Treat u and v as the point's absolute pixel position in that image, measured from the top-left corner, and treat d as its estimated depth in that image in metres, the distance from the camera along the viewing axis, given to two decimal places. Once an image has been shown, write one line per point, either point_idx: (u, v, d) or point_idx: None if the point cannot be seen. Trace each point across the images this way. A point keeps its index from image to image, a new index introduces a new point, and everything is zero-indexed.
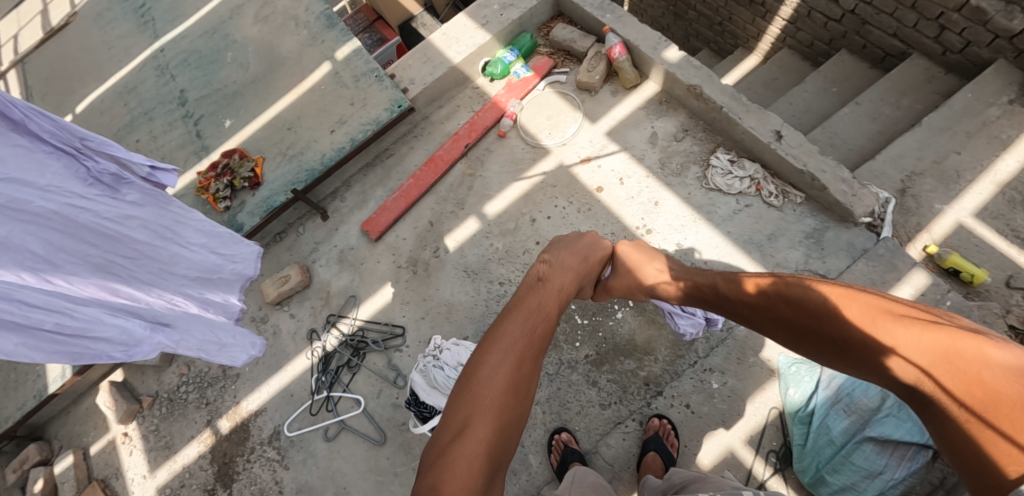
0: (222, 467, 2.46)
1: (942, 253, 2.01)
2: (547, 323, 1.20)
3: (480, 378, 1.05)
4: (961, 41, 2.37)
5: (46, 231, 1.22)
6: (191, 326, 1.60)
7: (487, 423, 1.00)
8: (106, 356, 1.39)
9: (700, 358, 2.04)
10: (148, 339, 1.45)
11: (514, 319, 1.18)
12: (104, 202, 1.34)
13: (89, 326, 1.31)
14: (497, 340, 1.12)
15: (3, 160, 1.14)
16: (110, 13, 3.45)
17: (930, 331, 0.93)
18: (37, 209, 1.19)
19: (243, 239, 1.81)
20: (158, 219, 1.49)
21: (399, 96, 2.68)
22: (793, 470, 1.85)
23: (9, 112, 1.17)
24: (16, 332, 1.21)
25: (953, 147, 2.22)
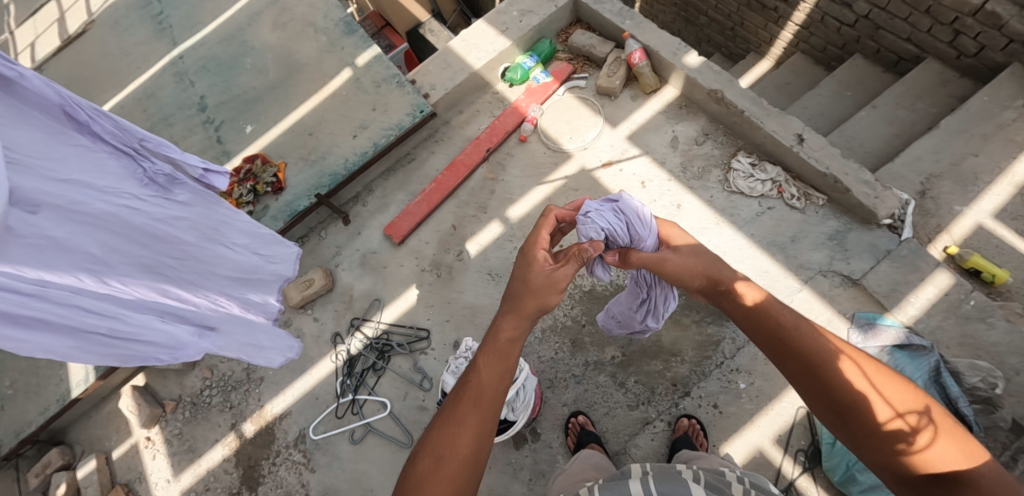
0: (247, 470, 2.47)
1: (963, 254, 2.06)
2: (503, 369, 1.18)
3: (446, 438, 1.09)
4: (976, 45, 2.42)
5: (101, 232, 1.25)
6: (232, 328, 1.65)
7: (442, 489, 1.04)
8: (154, 359, 1.41)
9: (727, 359, 2.06)
10: (193, 342, 1.48)
11: (482, 370, 1.18)
12: (157, 203, 1.38)
13: (140, 329, 1.34)
14: (466, 395, 1.14)
15: (68, 160, 1.21)
16: (126, 20, 3.47)
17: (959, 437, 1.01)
18: (96, 211, 1.23)
19: (283, 240, 1.90)
20: (206, 219, 1.54)
21: (420, 101, 2.71)
22: (822, 469, 1.87)
23: (76, 114, 1.23)
24: (71, 335, 1.23)
25: (970, 149, 2.25)
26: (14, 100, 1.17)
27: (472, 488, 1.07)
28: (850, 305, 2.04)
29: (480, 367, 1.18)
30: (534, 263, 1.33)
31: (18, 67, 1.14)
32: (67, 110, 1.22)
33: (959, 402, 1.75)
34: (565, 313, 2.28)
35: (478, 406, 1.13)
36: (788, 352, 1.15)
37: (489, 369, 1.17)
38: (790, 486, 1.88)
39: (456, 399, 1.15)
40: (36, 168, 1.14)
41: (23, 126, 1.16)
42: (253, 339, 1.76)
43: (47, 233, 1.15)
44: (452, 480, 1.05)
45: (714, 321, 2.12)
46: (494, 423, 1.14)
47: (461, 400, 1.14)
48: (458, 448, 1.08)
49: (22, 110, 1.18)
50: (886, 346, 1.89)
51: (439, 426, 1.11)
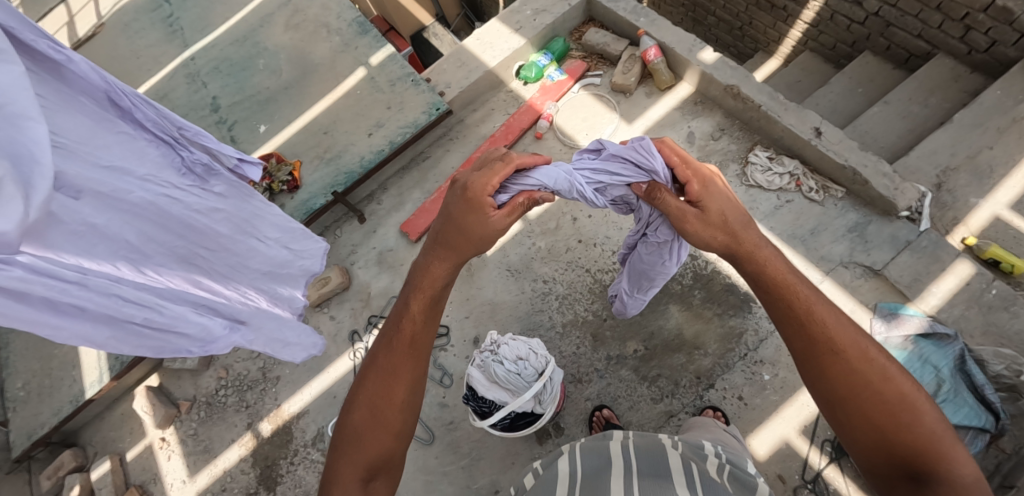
0: (265, 470, 2.44)
1: (981, 245, 2.07)
2: (428, 318, 1.25)
3: (378, 386, 1.20)
4: (987, 41, 2.45)
5: (140, 221, 1.30)
6: (262, 323, 1.66)
7: (378, 430, 1.17)
8: (185, 350, 1.45)
9: (751, 351, 2.07)
10: (224, 336, 1.51)
11: (412, 318, 1.24)
12: (195, 193, 1.43)
13: (175, 321, 1.36)
14: (395, 343, 1.23)
15: (111, 148, 1.26)
16: (137, 23, 3.46)
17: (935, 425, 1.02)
18: (136, 199, 1.27)
19: (314, 236, 1.90)
20: (240, 212, 1.57)
21: (436, 99, 2.72)
22: (849, 459, 1.87)
23: (121, 101, 1.28)
24: (108, 324, 1.26)
25: (986, 142, 2.27)
26: (64, 85, 1.23)
27: (409, 425, 1.21)
28: (872, 296, 2.04)
29: (412, 314, 1.25)
30: (472, 209, 1.26)
31: (68, 52, 1.20)
32: (113, 96, 1.28)
33: (984, 390, 1.77)
34: (585, 308, 2.29)
35: (409, 355, 1.21)
36: (799, 333, 1.10)
37: (420, 315, 1.25)
38: (817, 477, 1.88)
39: (388, 350, 1.23)
40: (78, 151, 1.18)
41: (72, 110, 1.21)
42: (281, 334, 1.77)
43: (88, 219, 1.20)
44: (388, 425, 1.17)
45: (735, 314, 2.13)
46: (425, 363, 1.23)
47: (391, 348, 1.23)
48: (392, 397, 1.18)
49: (71, 95, 1.24)
50: (910, 335, 1.91)
51: (373, 377, 1.21)
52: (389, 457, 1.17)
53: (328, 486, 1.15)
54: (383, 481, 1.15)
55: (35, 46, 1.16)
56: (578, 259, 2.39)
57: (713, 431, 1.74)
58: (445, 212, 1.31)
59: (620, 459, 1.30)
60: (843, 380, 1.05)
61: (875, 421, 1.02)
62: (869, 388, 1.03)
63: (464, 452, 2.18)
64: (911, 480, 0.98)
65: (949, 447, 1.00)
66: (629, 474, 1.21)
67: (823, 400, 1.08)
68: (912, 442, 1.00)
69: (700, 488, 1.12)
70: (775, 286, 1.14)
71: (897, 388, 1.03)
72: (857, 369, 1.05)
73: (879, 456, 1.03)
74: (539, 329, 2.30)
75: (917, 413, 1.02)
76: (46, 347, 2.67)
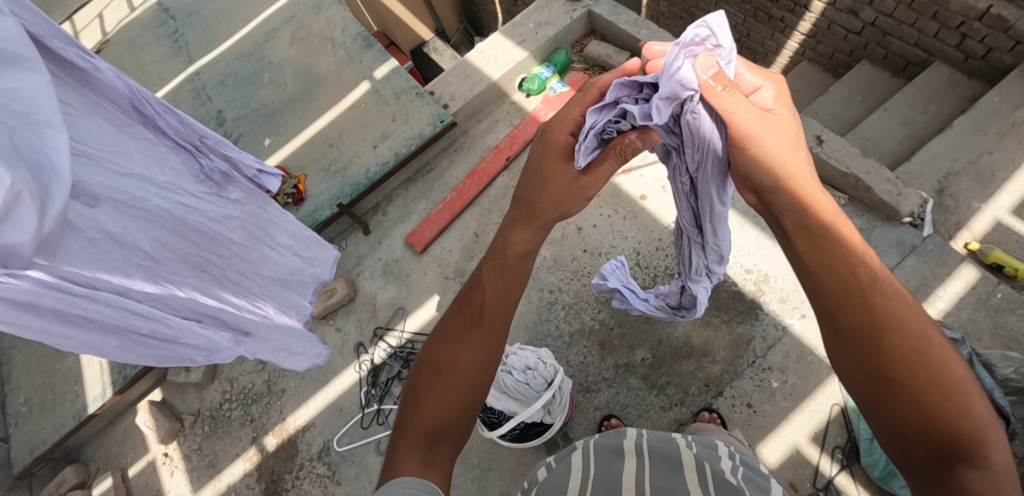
0: (270, 484, 2.41)
1: (985, 249, 2.10)
2: (499, 286, 1.20)
3: (447, 352, 1.14)
4: (983, 48, 2.53)
5: (158, 228, 1.35)
6: (268, 333, 1.65)
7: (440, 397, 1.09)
8: (189, 359, 1.44)
9: (759, 358, 2.07)
10: (230, 349, 1.50)
11: (486, 286, 1.21)
12: (210, 200, 1.51)
13: (180, 333, 1.35)
14: (466, 311, 1.19)
15: (137, 153, 1.34)
16: (142, 39, 3.50)
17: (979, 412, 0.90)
18: (153, 207, 1.33)
19: (325, 244, 1.97)
20: (254, 219, 1.66)
21: (440, 111, 2.75)
22: (861, 466, 1.85)
23: (145, 109, 1.39)
24: (114, 335, 1.26)
25: (986, 148, 2.31)
26: (89, 90, 1.32)
27: (478, 400, 1.12)
28: None
29: (484, 283, 1.22)
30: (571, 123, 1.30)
31: (95, 60, 1.30)
32: (136, 103, 1.38)
33: (994, 393, 1.76)
34: (592, 317, 2.29)
35: (475, 324, 1.16)
36: (851, 304, 0.98)
37: (492, 285, 1.21)
38: (829, 485, 1.87)
39: (466, 313, 1.19)
40: (100, 159, 1.24)
41: (98, 117, 1.30)
42: (286, 344, 1.76)
43: (104, 227, 1.22)
44: (455, 394, 1.09)
45: (743, 320, 2.14)
46: (495, 332, 1.15)
47: (466, 314, 1.19)
48: (458, 363, 1.12)
49: (95, 101, 1.32)
50: None
51: (438, 344, 1.17)
52: (450, 428, 1.08)
53: (394, 442, 1.09)
54: (443, 452, 1.06)
55: (64, 54, 1.25)
56: (583, 268, 2.39)
57: (719, 434, 1.78)
58: (534, 180, 1.30)
59: (633, 453, 1.30)
60: (896, 355, 0.93)
61: (926, 406, 0.90)
62: (926, 369, 0.92)
63: (473, 463, 2.16)
64: (955, 469, 0.87)
65: (998, 443, 0.89)
66: (643, 471, 1.21)
67: (864, 375, 0.96)
68: (951, 420, 0.89)
69: (713, 484, 1.12)
70: (832, 251, 1.04)
71: (955, 372, 0.93)
72: (916, 346, 0.94)
73: (912, 435, 0.91)
74: (546, 339, 2.30)
75: (971, 398, 0.91)
76: (49, 362, 2.66)
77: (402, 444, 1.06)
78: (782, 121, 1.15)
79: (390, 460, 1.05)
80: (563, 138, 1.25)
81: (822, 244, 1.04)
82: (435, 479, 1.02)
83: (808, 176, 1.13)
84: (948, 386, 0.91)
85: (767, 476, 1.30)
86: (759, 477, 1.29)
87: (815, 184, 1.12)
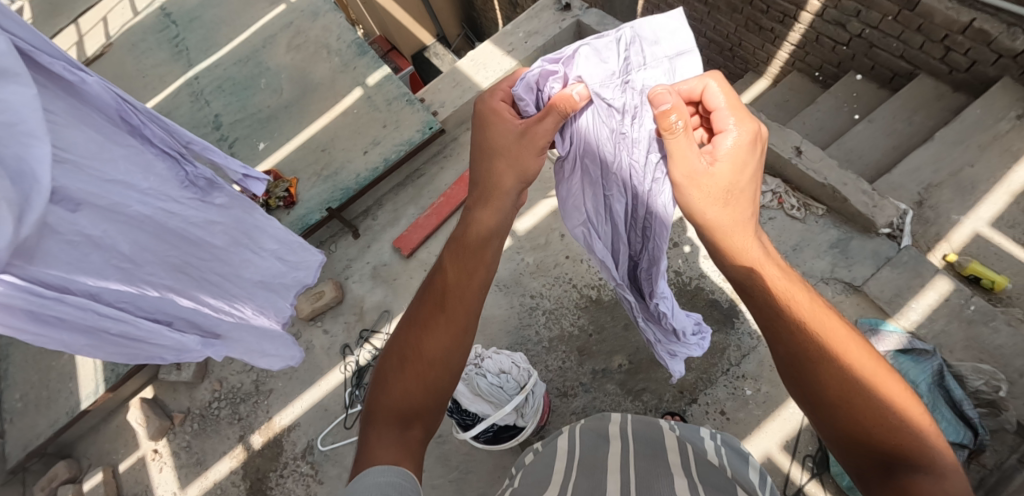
0: (255, 483, 2.45)
1: (962, 261, 2.11)
2: (458, 265, 1.20)
3: (412, 336, 1.16)
4: (967, 60, 2.55)
5: (139, 232, 1.40)
6: (240, 336, 1.75)
7: (405, 380, 1.12)
8: (159, 357, 1.52)
9: (733, 366, 2.10)
10: (198, 351, 1.57)
11: (445, 267, 1.21)
12: (193, 206, 1.56)
13: (150, 334, 1.43)
14: (429, 295, 1.21)
15: (122, 161, 1.38)
16: (144, 43, 3.58)
17: (916, 418, 0.93)
18: (134, 213, 1.38)
19: (311, 248, 2.00)
20: (238, 224, 1.70)
21: (430, 118, 2.80)
22: (831, 474, 1.87)
23: (131, 119, 1.43)
24: (86, 334, 1.33)
25: (967, 160, 2.33)
26: (78, 101, 1.35)
27: (447, 383, 1.14)
28: (854, 312, 2.07)
29: (445, 266, 1.22)
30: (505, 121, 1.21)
31: (83, 73, 1.33)
32: (123, 114, 1.42)
33: (962, 405, 1.77)
34: (571, 323, 2.32)
35: (439, 306, 1.17)
36: (780, 330, 1.01)
37: (453, 266, 1.20)
38: (799, 492, 1.89)
39: (434, 301, 1.19)
40: (83, 167, 1.28)
41: (84, 125, 1.33)
42: (259, 345, 1.86)
43: (84, 231, 1.28)
44: (423, 378, 1.12)
45: (719, 329, 2.17)
46: (458, 312, 1.15)
47: (432, 302, 1.19)
48: (423, 347, 1.13)
49: (82, 110, 1.35)
50: (889, 351, 1.90)
51: (405, 331, 1.19)
52: (423, 413, 1.11)
53: (364, 429, 1.11)
54: (416, 433, 1.09)
55: (51, 67, 1.27)
56: (565, 274, 2.43)
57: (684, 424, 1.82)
58: (483, 152, 1.22)
59: (617, 437, 1.37)
60: (827, 377, 0.96)
61: (860, 420, 0.93)
62: (855, 384, 0.94)
63: (453, 465, 2.19)
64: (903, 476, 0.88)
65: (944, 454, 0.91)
66: (626, 451, 1.27)
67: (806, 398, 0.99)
68: (891, 433, 0.91)
69: (694, 466, 1.18)
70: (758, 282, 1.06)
71: (893, 389, 0.95)
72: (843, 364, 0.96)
73: (859, 450, 0.94)
74: (526, 344, 2.33)
75: (908, 412, 0.93)
76: (46, 359, 2.73)
77: (373, 433, 1.09)
78: (721, 167, 1.05)
79: (365, 447, 1.07)
80: (498, 104, 1.20)
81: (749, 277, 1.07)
82: (409, 465, 1.03)
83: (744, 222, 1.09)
84: (882, 400, 0.93)
85: (744, 454, 1.37)
86: (738, 456, 1.35)
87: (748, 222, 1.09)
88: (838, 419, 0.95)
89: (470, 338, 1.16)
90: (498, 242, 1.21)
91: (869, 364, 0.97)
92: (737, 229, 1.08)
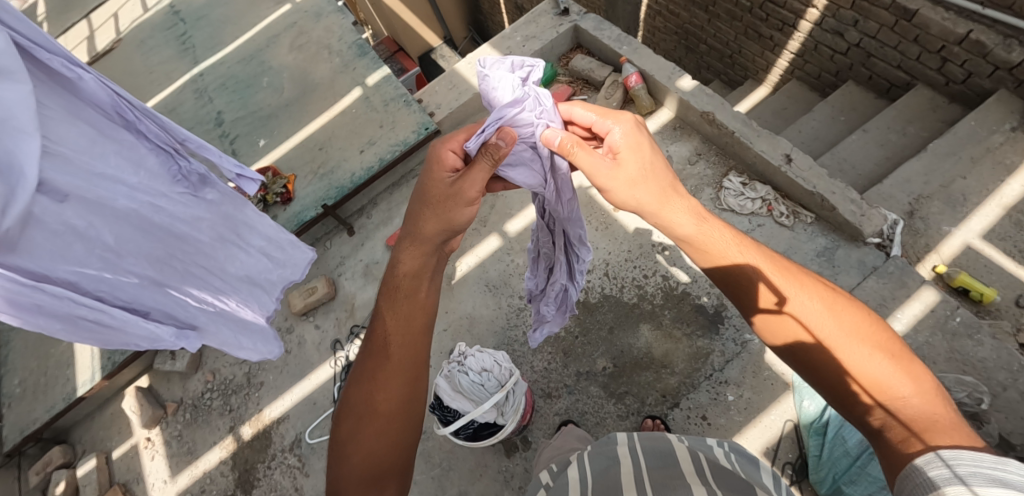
0: (243, 473, 2.49)
1: (951, 273, 2.08)
2: (401, 320, 1.23)
3: (362, 393, 1.19)
4: (963, 72, 2.55)
5: (124, 225, 1.45)
6: (217, 329, 1.79)
7: (370, 437, 1.16)
8: (134, 345, 1.56)
9: (716, 371, 2.10)
10: (173, 341, 1.59)
11: (386, 320, 1.24)
12: (183, 201, 1.60)
13: (123, 323, 1.46)
14: (372, 349, 1.23)
15: (111, 157, 1.42)
16: (152, 40, 3.66)
17: (892, 356, 1.08)
18: (120, 206, 1.43)
19: (301, 246, 2.01)
20: (226, 219, 1.74)
21: (426, 119, 2.84)
22: (810, 482, 1.88)
23: (126, 115, 1.47)
24: (62, 319, 1.37)
25: (959, 172, 2.33)
26: (74, 96, 1.39)
27: (410, 433, 1.19)
28: None
29: (387, 317, 1.25)
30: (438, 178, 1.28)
31: (81, 70, 1.37)
32: (119, 110, 1.45)
33: None
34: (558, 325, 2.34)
35: (383, 359, 1.20)
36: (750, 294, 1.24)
37: (396, 318, 1.24)
38: None
39: (377, 352, 1.22)
40: (73, 161, 1.33)
41: (79, 120, 1.38)
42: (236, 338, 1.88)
43: (68, 221, 1.33)
44: (386, 432, 1.16)
45: (704, 334, 2.18)
46: (404, 363, 1.20)
47: (375, 352, 1.22)
48: (376, 401, 1.17)
49: (78, 105, 1.39)
50: None
51: (357, 387, 1.21)
52: (391, 469, 1.15)
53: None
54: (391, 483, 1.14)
55: (50, 63, 1.32)
56: None
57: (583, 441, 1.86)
58: (432, 203, 1.28)
59: (627, 456, 1.33)
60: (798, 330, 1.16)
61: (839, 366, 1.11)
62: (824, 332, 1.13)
63: (435, 462, 2.21)
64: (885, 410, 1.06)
65: (921, 378, 1.08)
66: (639, 470, 1.25)
67: (790, 352, 1.19)
68: (867, 374, 1.08)
69: (709, 474, 1.17)
70: (715, 255, 1.27)
71: (869, 333, 1.12)
72: (813, 319, 1.15)
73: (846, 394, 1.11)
74: (513, 345, 2.35)
75: (884, 348, 1.09)
76: (45, 345, 2.80)
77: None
78: (625, 162, 1.30)
79: None
80: (445, 152, 1.29)
81: (712, 254, 1.28)
82: None
83: (679, 197, 1.32)
84: (858, 344, 1.10)
85: (754, 459, 1.37)
86: (748, 462, 1.35)
87: (674, 202, 1.31)
88: (822, 369, 1.14)
89: (422, 382, 1.22)
90: (429, 278, 1.28)
91: (838, 311, 1.15)
92: (678, 209, 1.30)
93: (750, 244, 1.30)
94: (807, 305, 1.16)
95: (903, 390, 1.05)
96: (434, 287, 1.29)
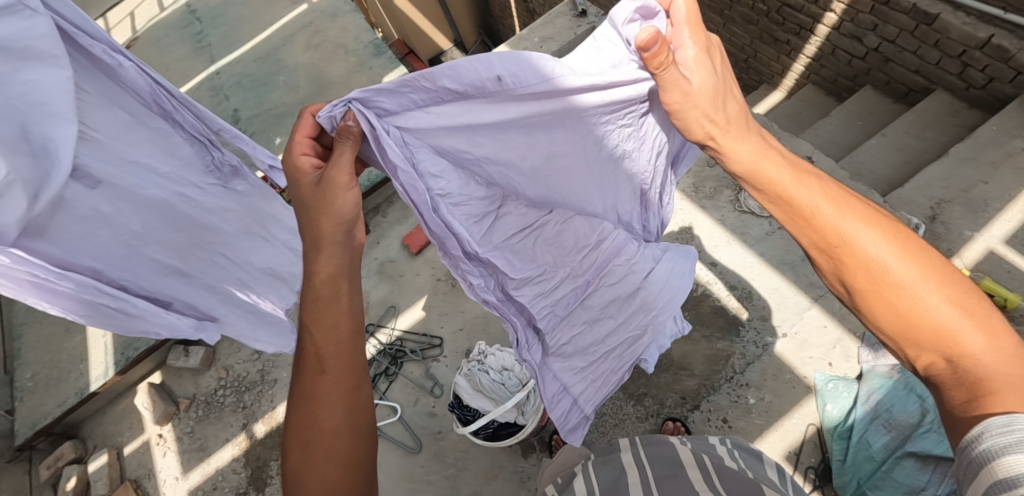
0: (256, 471, 2.48)
1: (974, 277, 2.06)
2: (327, 334, 1.13)
3: (303, 416, 1.07)
4: (984, 77, 2.54)
5: (152, 211, 1.45)
6: (233, 321, 1.78)
7: (325, 459, 1.04)
8: (153, 333, 1.53)
9: (737, 374, 2.08)
10: (191, 332, 1.60)
11: (312, 338, 1.13)
12: (212, 191, 1.60)
13: (146, 312, 1.46)
14: (304, 368, 1.12)
15: (141, 146, 1.40)
16: (168, 38, 3.68)
17: (962, 307, 0.98)
18: (148, 194, 1.43)
19: None
20: (252, 212, 1.74)
21: None
22: (832, 487, 1.85)
23: (163, 103, 1.41)
24: (83, 306, 1.36)
25: (980, 177, 2.32)
26: (113, 81, 1.35)
27: (361, 449, 1.08)
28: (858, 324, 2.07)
29: (313, 331, 1.14)
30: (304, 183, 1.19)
31: (122, 57, 1.30)
32: (157, 98, 1.40)
33: None
34: None
35: (319, 375, 1.09)
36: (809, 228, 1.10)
37: (322, 330, 1.13)
38: None
39: (310, 372, 1.10)
40: (106, 146, 1.33)
41: (116, 107, 1.36)
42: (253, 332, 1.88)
43: (98, 207, 1.33)
44: (333, 452, 1.05)
45: (723, 337, 2.16)
46: (342, 374, 1.10)
47: (308, 370, 1.11)
48: (322, 422, 1.06)
49: (117, 91, 1.36)
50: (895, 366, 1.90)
51: (295, 413, 1.09)
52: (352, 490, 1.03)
53: None
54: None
55: (92, 50, 1.25)
56: None
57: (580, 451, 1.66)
58: (309, 209, 1.18)
59: (634, 465, 1.30)
60: (857, 271, 1.05)
61: (902, 313, 1.01)
62: (888, 274, 1.02)
63: (449, 462, 2.19)
64: (952, 362, 0.96)
65: (998, 333, 0.96)
66: (647, 480, 1.22)
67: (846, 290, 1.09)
68: (932, 322, 0.98)
69: (716, 478, 1.16)
70: (772, 185, 1.14)
71: (938, 280, 1.00)
72: (876, 261, 1.03)
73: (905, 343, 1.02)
74: None
75: (952, 298, 0.99)
76: (57, 341, 2.79)
77: None
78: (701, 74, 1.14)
79: None
80: (298, 157, 1.19)
81: (761, 181, 1.15)
82: None
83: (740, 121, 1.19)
84: (925, 290, 1.00)
85: (757, 453, 1.42)
86: (752, 457, 1.40)
87: (739, 126, 1.18)
88: (883, 313, 1.04)
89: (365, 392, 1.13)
90: (347, 282, 1.18)
91: (908, 255, 1.03)
92: (737, 132, 1.17)
93: (814, 175, 1.16)
94: (872, 245, 1.04)
95: (974, 343, 0.95)
96: (356, 291, 1.18)
